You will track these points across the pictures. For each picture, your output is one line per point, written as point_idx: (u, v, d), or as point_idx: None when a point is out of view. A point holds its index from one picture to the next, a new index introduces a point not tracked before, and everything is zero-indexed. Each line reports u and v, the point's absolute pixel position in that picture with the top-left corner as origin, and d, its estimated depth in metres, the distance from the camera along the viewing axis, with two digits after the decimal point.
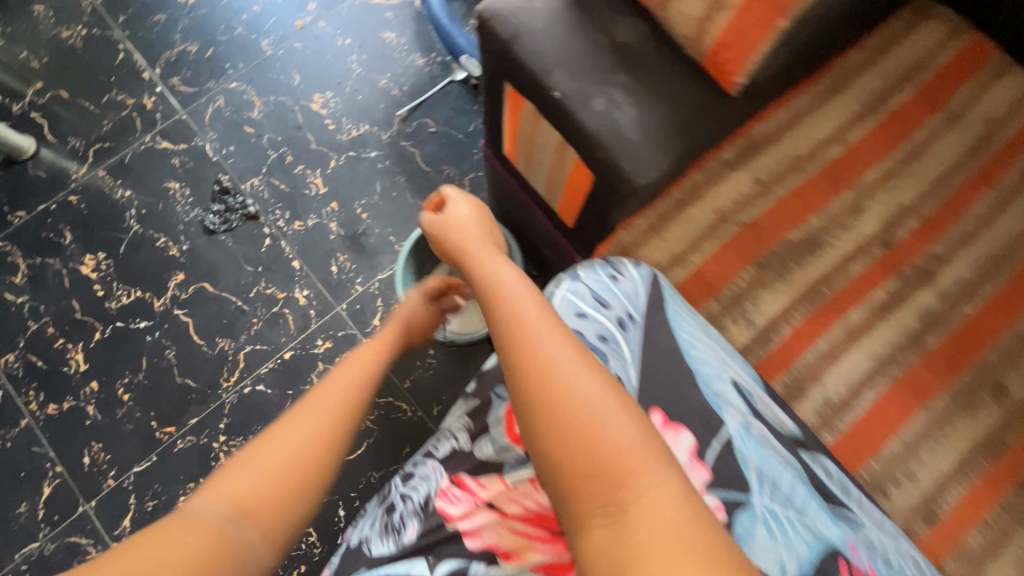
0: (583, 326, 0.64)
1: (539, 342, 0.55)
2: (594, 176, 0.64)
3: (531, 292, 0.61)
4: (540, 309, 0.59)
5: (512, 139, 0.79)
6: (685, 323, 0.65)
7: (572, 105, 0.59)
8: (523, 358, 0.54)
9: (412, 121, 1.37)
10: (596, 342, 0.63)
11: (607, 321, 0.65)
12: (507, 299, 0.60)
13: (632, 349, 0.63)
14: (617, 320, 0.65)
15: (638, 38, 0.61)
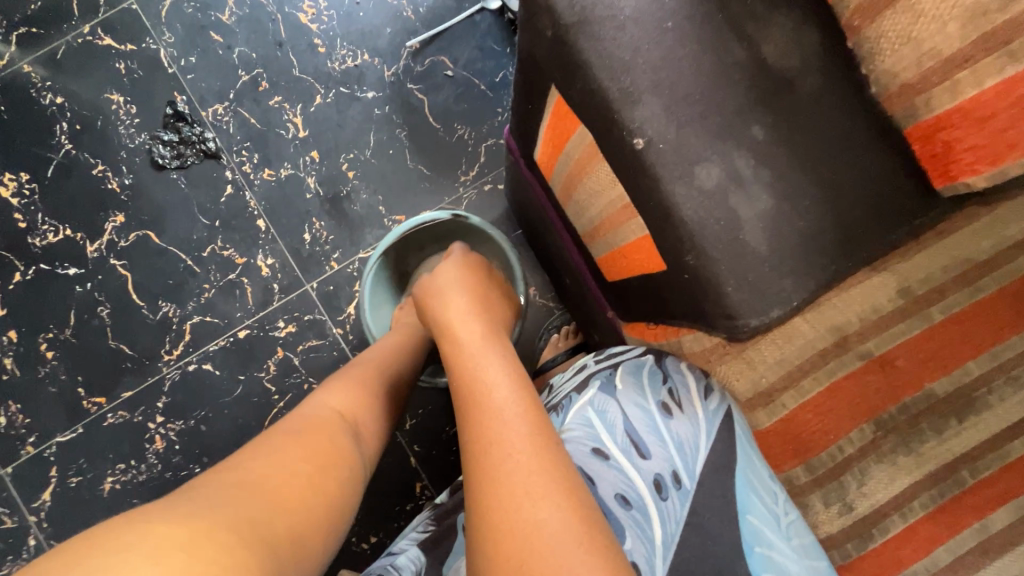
0: (601, 474, 0.44)
1: (524, 491, 0.40)
2: (669, 273, 0.40)
3: (528, 418, 0.45)
4: (533, 438, 0.43)
5: (550, 152, 0.52)
6: (757, 504, 0.44)
7: (661, 170, 0.34)
8: (498, 514, 0.39)
9: (424, 57, 1.07)
10: (614, 506, 0.43)
11: (640, 477, 0.44)
12: (494, 423, 0.45)
13: (667, 531, 0.42)
14: (654, 478, 0.44)
15: (796, 58, 0.35)
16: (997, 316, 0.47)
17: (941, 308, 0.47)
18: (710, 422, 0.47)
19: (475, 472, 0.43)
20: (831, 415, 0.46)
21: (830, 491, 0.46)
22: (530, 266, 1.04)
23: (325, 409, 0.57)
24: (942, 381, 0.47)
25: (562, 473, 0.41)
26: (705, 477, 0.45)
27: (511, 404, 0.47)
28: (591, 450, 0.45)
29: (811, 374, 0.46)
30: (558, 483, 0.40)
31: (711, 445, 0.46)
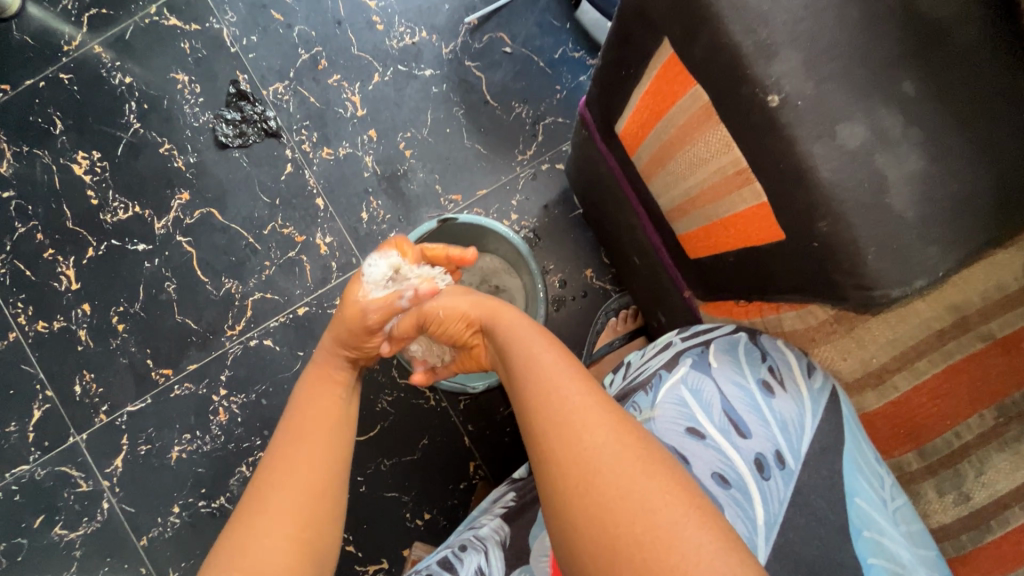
0: (695, 453, 0.42)
1: (582, 425, 0.40)
2: (784, 244, 0.38)
3: (574, 368, 0.46)
4: (583, 384, 0.44)
5: (643, 121, 0.50)
6: (865, 487, 0.42)
7: (799, 126, 0.32)
8: (560, 450, 0.39)
9: (482, 35, 1.05)
10: (709, 481, 0.41)
11: (740, 457, 0.42)
12: (541, 374, 0.46)
13: (769, 511, 0.41)
14: (755, 458, 0.42)
15: (944, 11, 0.33)
16: None
17: None
18: (810, 411, 0.44)
19: (528, 420, 0.43)
20: (948, 399, 0.44)
21: (944, 480, 0.44)
22: (587, 248, 1.03)
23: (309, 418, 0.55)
24: None
25: (613, 408, 0.42)
26: (813, 455, 0.43)
27: (556, 362, 0.47)
28: (683, 429, 0.44)
29: (924, 355, 0.43)
30: (612, 417, 0.41)
31: (816, 425, 0.44)
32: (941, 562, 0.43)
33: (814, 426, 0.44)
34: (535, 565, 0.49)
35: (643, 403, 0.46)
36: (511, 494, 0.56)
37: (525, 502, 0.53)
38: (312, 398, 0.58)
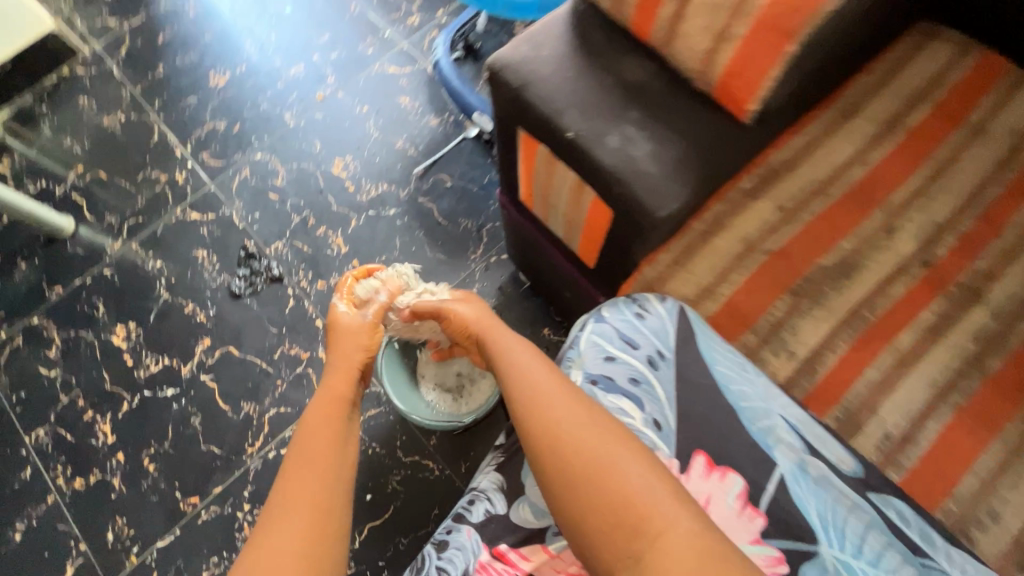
0: (614, 372, 0.62)
1: (550, 407, 0.58)
2: (614, 214, 0.63)
3: (542, 362, 0.63)
4: (550, 371, 0.62)
5: (527, 179, 0.78)
6: (723, 359, 0.62)
7: (587, 144, 0.60)
8: (539, 428, 0.57)
9: (428, 178, 1.41)
10: (628, 386, 0.61)
11: (639, 363, 0.63)
12: (518, 370, 0.63)
13: (667, 389, 0.61)
14: (648, 360, 0.63)
15: (643, 74, 0.61)
16: (847, 210, 0.69)
17: (807, 213, 0.69)
18: (671, 316, 0.65)
19: (512, 405, 0.61)
20: (758, 292, 0.66)
21: (775, 345, 0.64)
22: (540, 312, 1.27)
23: (327, 431, 0.65)
24: (827, 257, 0.67)
25: (573, 391, 0.59)
26: (681, 347, 0.63)
27: (526, 361, 0.64)
28: (602, 360, 0.63)
29: (735, 271, 0.67)
30: (570, 397, 0.58)
31: (676, 324, 0.64)
32: (789, 396, 0.61)
33: (676, 328, 0.65)
34: (529, 490, 0.65)
35: (574, 357, 0.65)
36: (498, 453, 0.71)
37: (510, 455, 0.68)
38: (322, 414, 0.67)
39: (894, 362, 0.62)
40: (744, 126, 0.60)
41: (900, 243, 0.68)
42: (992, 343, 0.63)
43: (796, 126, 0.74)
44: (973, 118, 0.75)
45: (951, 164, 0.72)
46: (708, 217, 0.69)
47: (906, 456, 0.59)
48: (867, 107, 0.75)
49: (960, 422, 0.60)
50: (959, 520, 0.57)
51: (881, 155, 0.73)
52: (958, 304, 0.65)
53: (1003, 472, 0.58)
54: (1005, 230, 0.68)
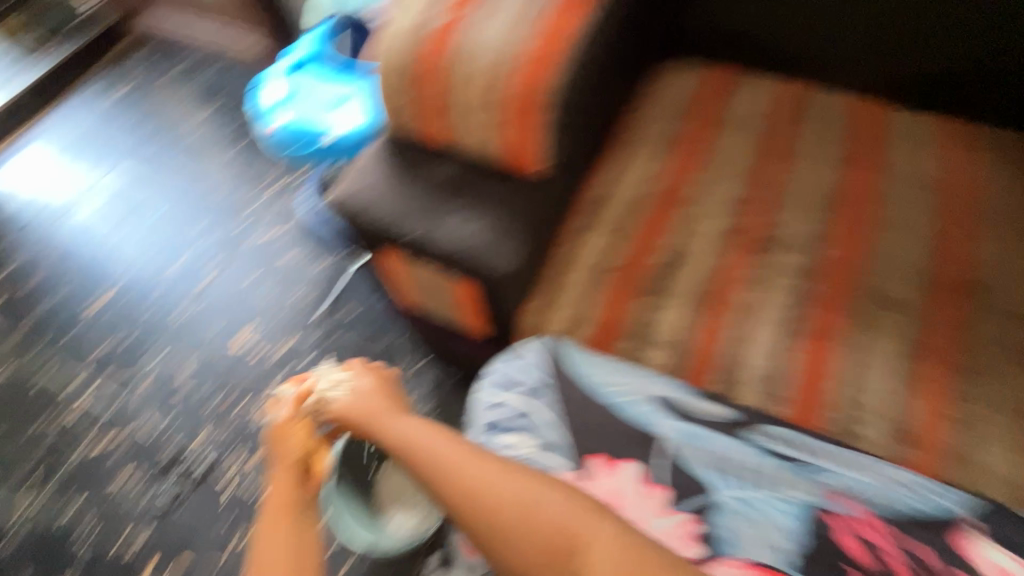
0: (497, 415, 0.66)
1: (455, 473, 0.54)
2: (475, 285, 0.74)
3: (438, 430, 0.60)
4: (457, 446, 0.57)
5: (405, 285, 0.88)
6: (592, 368, 0.68)
7: (430, 239, 0.71)
8: (449, 498, 0.53)
9: (337, 313, 1.46)
10: (513, 421, 0.65)
11: (520, 398, 0.67)
12: (415, 449, 0.58)
13: (550, 413, 0.65)
14: (528, 393, 0.67)
15: (456, 172, 0.75)
16: (660, 215, 0.84)
17: (632, 229, 0.83)
18: (543, 350, 0.70)
19: (426, 488, 0.56)
20: (618, 303, 0.77)
21: (647, 342, 0.74)
22: None
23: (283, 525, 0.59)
24: (657, 256, 0.80)
25: (476, 452, 0.56)
26: (557, 371, 0.68)
27: (420, 433, 0.61)
28: (490, 406, 0.67)
29: (593, 294, 0.78)
30: (471, 457, 0.55)
31: (548, 355, 0.69)
32: (662, 378, 0.66)
33: (549, 358, 0.69)
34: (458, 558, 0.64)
35: (469, 411, 0.69)
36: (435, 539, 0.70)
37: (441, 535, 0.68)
38: (275, 513, 0.61)
39: (741, 318, 0.74)
40: (535, 180, 0.75)
41: (708, 225, 0.82)
42: (807, 273, 0.76)
43: (599, 170, 0.91)
44: (726, 114, 0.94)
45: (723, 153, 0.90)
46: (558, 260, 0.82)
47: (781, 388, 0.68)
48: (645, 136, 0.94)
49: (811, 344, 0.71)
50: (842, 423, 0.65)
51: (670, 164, 0.90)
52: (769, 254, 0.79)
53: (856, 368, 0.68)
54: (780, 186, 0.85)
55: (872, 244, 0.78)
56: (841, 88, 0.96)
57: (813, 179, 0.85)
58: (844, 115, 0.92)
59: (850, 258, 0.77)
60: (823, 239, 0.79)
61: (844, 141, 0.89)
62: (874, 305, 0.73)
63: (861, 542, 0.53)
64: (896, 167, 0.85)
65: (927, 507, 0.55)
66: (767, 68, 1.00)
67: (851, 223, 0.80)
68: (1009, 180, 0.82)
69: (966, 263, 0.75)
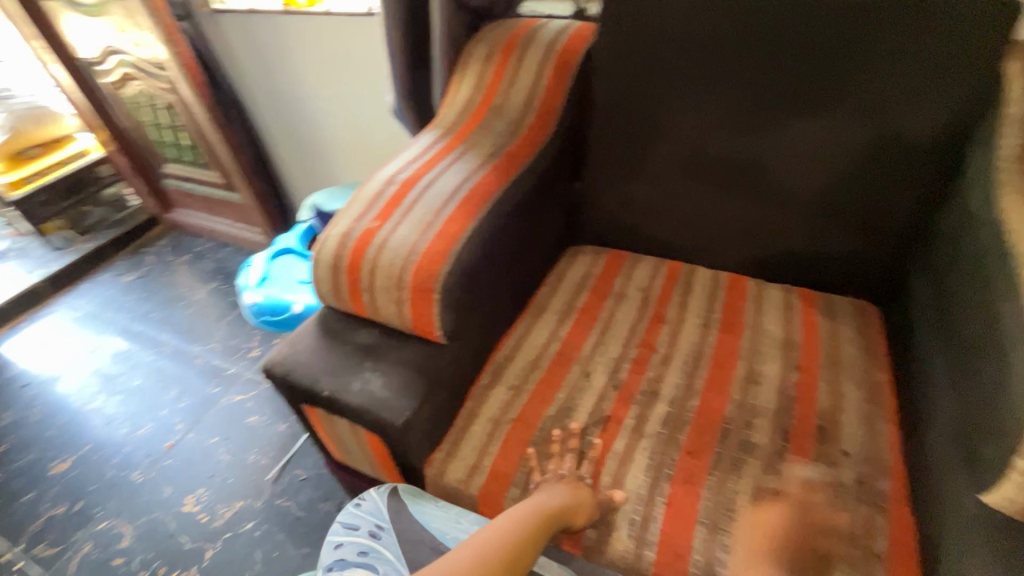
0: (344, 551, 0.73)
1: None
2: (378, 438, 0.83)
3: None
4: None
5: (330, 439, 0.96)
6: (429, 515, 0.81)
7: (339, 394, 0.82)
8: None
9: (283, 477, 1.48)
10: (358, 558, 0.72)
11: (363, 537, 0.76)
12: None
13: (390, 545, 0.76)
14: (371, 532, 0.78)
15: (372, 337, 0.89)
16: (555, 371, 0.97)
17: (530, 384, 0.95)
18: (381, 497, 0.84)
19: None
20: (510, 452, 0.86)
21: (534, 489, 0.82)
22: None
23: None
24: (549, 408, 0.91)
25: None
26: (395, 516, 0.81)
27: None
28: (336, 546, 0.74)
29: (490, 444, 0.87)
30: None
31: (386, 502, 0.83)
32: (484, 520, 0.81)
33: (387, 503, 0.83)
34: None
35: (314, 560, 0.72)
36: None
37: None
38: None
39: (618, 463, 0.82)
40: (444, 344, 0.88)
41: (595, 380, 0.94)
42: (675, 422, 0.86)
43: (508, 332, 1.06)
44: (615, 289, 1.13)
45: (612, 319, 1.06)
46: (464, 412, 0.93)
47: (649, 531, 0.75)
48: (548, 305, 1.11)
49: (678, 487, 0.78)
50: (704, 565, 0.71)
51: (567, 328, 1.05)
52: (646, 405, 0.89)
53: (717, 511, 0.75)
54: (656, 347, 0.99)
55: (733, 395, 0.89)
56: (710, 267, 1.17)
57: (684, 341, 1.00)
58: (712, 289, 1.11)
59: (714, 406, 0.88)
60: (691, 392, 0.91)
61: (713, 308, 1.06)
62: (735, 450, 0.82)
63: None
64: (755, 329, 1.01)
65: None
66: (649, 251, 1.21)
67: (715, 377, 0.93)
68: (849, 339, 0.97)
69: (814, 409, 0.86)
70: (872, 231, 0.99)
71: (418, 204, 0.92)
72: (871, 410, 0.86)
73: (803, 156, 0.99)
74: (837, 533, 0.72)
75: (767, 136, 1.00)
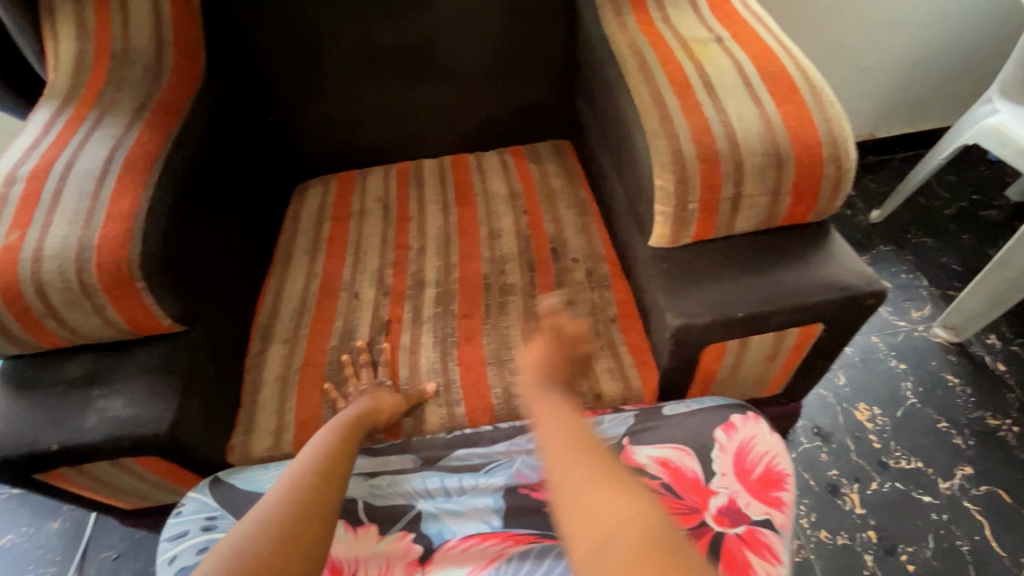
0: (180, 562, 0.70)
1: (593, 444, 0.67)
2: (152, 458, 0.73)
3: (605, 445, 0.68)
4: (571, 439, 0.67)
5: (102, 493, 0.82)
6: (264, 478, 0.76)
7: (73, 440, 0.69)
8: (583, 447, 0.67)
9: (88, 571, 1.23)
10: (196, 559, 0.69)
11: (195, 536, 0.72)
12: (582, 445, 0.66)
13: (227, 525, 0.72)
14: (203, 526, 0.72)
15: (86, 363, 0.75)
16: (324, 306, 0.95)
17: (303, 329, 0.92)
18: (204, 492, 0.76)
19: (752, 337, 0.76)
20: (309, 397, 0.84)
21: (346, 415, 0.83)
22: None
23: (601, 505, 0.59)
24: (332, 340, 0.90)
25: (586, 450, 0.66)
26: (224, 500, 0.75)
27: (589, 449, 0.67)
28: (171, 561, 0.70)
29: (287, 401, 0.84)
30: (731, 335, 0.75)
31: (211, 493, 0.75)
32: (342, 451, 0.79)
33: (213, 493, 0.75)
34: None
35: None
36: None
37: None
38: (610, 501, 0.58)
39: (411, 354, 0.88)
40: (182, 331, 0.78)
41: (366, 296, 0.96)
42: (446, 298, 0.94)
43: (263, 292, 0.99)
44: (354, 208, 1.12)
45: (361, 236, 1.06)
46: (247, 387, 0.87)
47: (456, 393, 0.84)
48: (294, 249, 1.05)
49: (465, 347, 0.88)
50: (505, 393, 0.83)
51: (321, 262, 1.02)
52: (418, 295, 0.95)
53: (501, 348, 0.87)
54: (409, 243, 1.04)
55: (484, 254, 1.00)
56: (432, 155, 1.21)
57: (431, 228, 1.06)
58: (439, 173, 1.17)
59: (472, 270, 0.98)
60: (451, 268, 0.99)
61: (446, 190, 1.13)
62: (498, 296, 0.93)
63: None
64: (484, 193, 1.11)
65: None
66: (373, 161, 1.20)
67: (466, 247, 1.02)
68: (555, 173, 1.15)
69: (546, 238, 1.02)
70: (537, 77, 1.14)
71: (63, 193, 0.75)
72: (583, 220, 1.05)
73: (459, 23, 1.07)
74: (586, 319, 0.90)
75: (423, 12, 1.05)
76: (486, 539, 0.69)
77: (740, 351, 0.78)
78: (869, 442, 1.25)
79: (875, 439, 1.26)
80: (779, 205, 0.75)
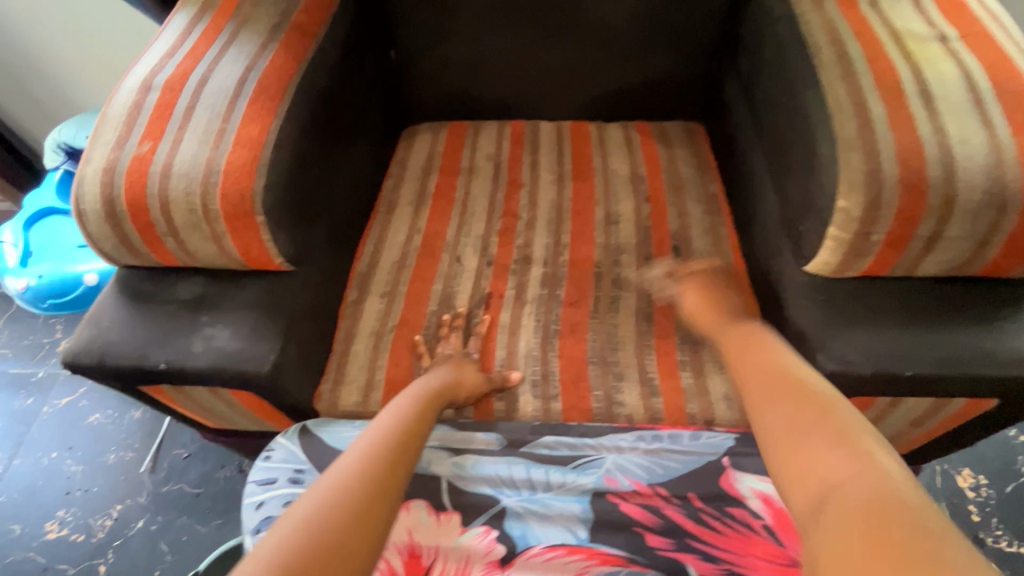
0: (268, 509, 0.68)
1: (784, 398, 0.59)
2: (249, 393, 0.73)
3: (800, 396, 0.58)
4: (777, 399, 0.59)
5: (193, 412, 0.83)
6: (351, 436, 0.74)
7: (180, 362, 0.69)
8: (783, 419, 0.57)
9: (161, 464, 1.30)
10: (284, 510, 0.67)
11: (283, 487, 0.70)
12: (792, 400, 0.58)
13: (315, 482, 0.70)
14: (291, 478, 0.70)
15: (198, 286, 0.74)
16: (424, 265, 0.91)
17: (402, 285, 0.89)
18: (293, 440, 0.74)
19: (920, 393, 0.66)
20: (401, 358, 0.82)
21: None
22: None
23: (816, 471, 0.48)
24: (429, 303, 0.86)
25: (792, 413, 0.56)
26: (311, 452, 0.73)
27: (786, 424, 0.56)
28: (257, 507, 0.68)
29: (378, 358, 0.82)
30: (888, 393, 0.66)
31: (299, 444, 0.74)
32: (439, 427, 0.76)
33: (301, 444, 0.74)
34: None
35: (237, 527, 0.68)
36: None
37: None
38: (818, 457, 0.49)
39: (510, 335, 0.83)
40: (290, 271, 0.76)
41: (468, 262, 0.91)
42: (553, 280, 0.87)
43: (364, 239, 0.96)
44: (464, 163, 1.05)
45: (469, 196, 1.00)
46: (340, 335, 0.85)
47: (552, 385, 0.79)
48: (399, 198, 1.01)
49: (568, 338, 0.82)
50: (605, 397, 0.78)
51: (425, 217, 0.97)
52: (523, 272, 0.89)
53: (607, 347, 0.81)
54: (519, 213, 0.97)
55: (599, 239, 0.92)
56: (551, 118, 1.12)
57: (543, 199, 0.99)
58: (558, 140, 1.08)
59: (583, 255, 0.90)
60: (561, 248, 0.92)
61: (563, 160, 1.05)
62: (610, 289, 0.86)
63: (642, 508, 0.67)
64: (605, 171, 1.02)
65: (674, 471, 0.70)
66: (489, 115, 1.13)
67: (579, 227, 0.94)
68: (685, 160, 1.03)
69: (668, 233, 0.92)
70: (686, 48, 1.01)
71: (195, 110, 0.72)
72: (711, 220, 0.95)
73: None
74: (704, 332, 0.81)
75: None
76: (571, 552, 0.64)
77: (887, 408, 0.68)
78: (967, 513, 1.13)
79: (974, 510, 1.13)
80: (982, 253, 0.62)
